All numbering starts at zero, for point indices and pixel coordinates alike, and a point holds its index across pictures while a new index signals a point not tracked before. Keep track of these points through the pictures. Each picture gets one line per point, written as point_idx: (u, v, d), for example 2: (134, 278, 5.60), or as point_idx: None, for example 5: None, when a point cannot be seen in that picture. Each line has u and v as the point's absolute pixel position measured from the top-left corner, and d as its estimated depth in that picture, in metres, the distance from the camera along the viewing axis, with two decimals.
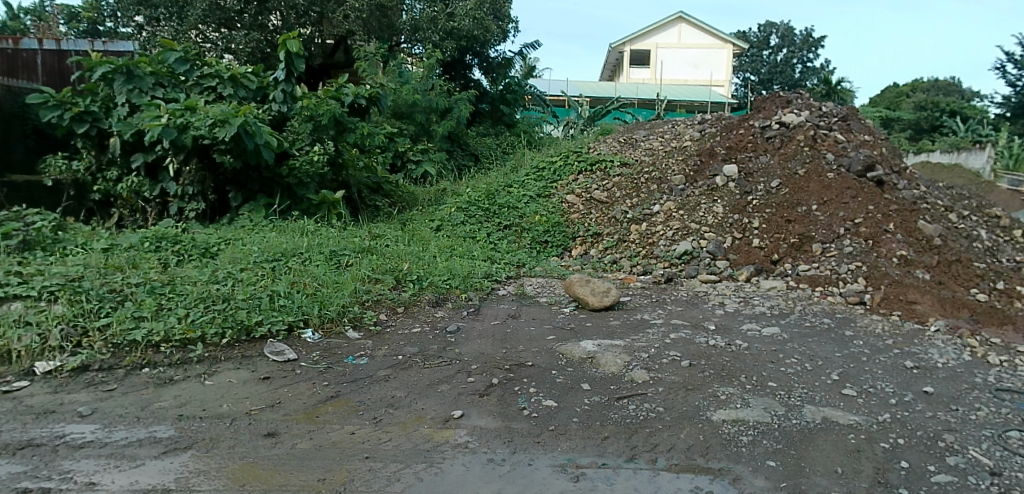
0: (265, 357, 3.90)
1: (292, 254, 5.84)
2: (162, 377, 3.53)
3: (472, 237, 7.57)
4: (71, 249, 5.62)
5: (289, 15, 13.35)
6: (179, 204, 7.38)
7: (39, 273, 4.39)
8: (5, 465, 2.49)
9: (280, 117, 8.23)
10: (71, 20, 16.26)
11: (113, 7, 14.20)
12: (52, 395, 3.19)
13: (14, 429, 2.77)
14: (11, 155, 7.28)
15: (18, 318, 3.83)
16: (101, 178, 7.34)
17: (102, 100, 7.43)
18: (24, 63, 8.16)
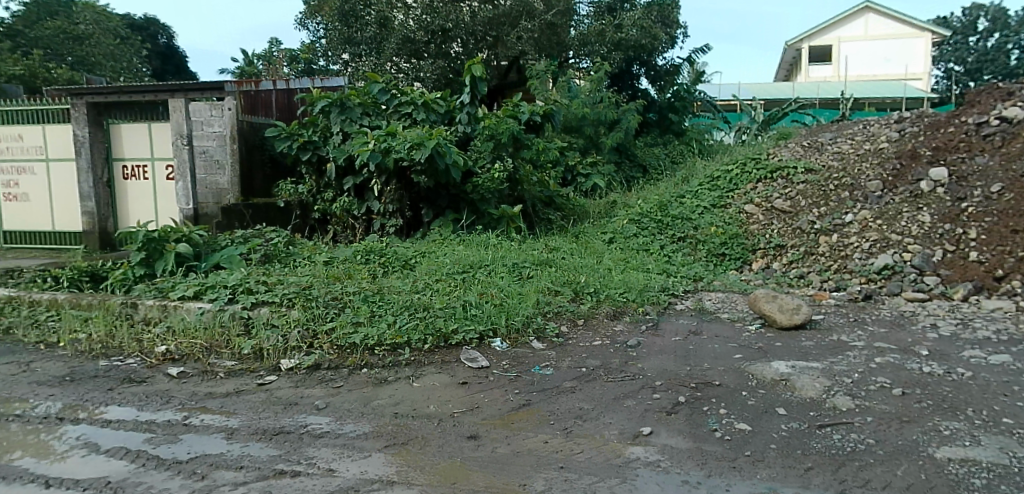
0: (461, 363, 4.19)
1: (478, 266, 6.21)
2: (378, 377, 3.94)
3: (646, 249, 7.48)
4: (299, 261, 6.49)
5: (468, 41, 14.20)
6: (382, 221, 8.12)
7: (279, 283, 5.14)
8: (264, 447, 2.85)
9: (465, 138, 8.80)
10: (292, 61, 18.78)
11: (324, 47, 16.15)
12: (295, 389, 3.70)
13: (269, 415, 3.26)
14: (254, 182, 8.73)
15: (267, 321, 4.54)
16: (320, 199, 8.34)
17: (321, 130, 8.45)
18: (263, 102, 9.67)
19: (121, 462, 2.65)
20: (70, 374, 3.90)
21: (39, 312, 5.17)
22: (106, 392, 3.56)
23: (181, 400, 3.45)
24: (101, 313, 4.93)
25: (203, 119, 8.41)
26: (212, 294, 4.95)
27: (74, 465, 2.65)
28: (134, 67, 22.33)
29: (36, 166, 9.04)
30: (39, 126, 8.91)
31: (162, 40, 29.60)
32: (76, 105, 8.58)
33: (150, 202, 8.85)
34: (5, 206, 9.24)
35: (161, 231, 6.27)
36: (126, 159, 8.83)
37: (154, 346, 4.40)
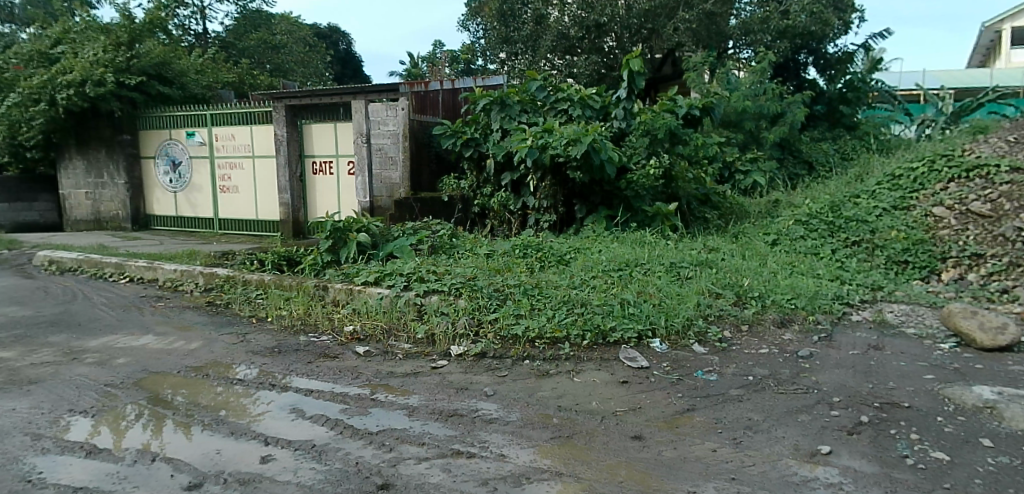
0: (620, 361, 4.17)
1: (635, 264, 6.16)
2: (541, 369, 4.05)
3: (815, 253, 6.97)
4: (463, 253, 6.84)
5: (623, 36, 14.05)
6: (537, 216, 8.30)
7: (447, 272, 5.47)
8: (442, 427, 3.05)
9: (620, 133, 8.73)
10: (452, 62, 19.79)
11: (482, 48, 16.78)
12: (464, 374, 3.91)
13: (444, 397, 3.48)
14: (421, 178, 9.37)
15: (437, 309, 4.84)
16: (480, 194, 8.73)
17: (482, 128, 8.78)
18: (432, 102, 10.29)
19: (323, 429, 2.96)
20: (275, 347, 4.42)
21: (249, 290, 5.91)
22: (306, 365, 4.00)
23: (367, 377, 3.79)
24: (298, 294, 5.54)
25: (380, 119, 9.06)
26: (389, 281, 5.40)
27: (285, 426, 3.01)
28: (317, 71, 24.73)
29: (243, 161, 10.30)
30: (246, 126, 10.14)
31: (341, 46, 32.50)
32: (277, 108, 9.59)
33: (334, 195, 9.77)
34: (220, 196, 10.65)
35: (345, 221, 6.92)
36: (315, 156, 9.78)
37: (342, 326, 4.87)
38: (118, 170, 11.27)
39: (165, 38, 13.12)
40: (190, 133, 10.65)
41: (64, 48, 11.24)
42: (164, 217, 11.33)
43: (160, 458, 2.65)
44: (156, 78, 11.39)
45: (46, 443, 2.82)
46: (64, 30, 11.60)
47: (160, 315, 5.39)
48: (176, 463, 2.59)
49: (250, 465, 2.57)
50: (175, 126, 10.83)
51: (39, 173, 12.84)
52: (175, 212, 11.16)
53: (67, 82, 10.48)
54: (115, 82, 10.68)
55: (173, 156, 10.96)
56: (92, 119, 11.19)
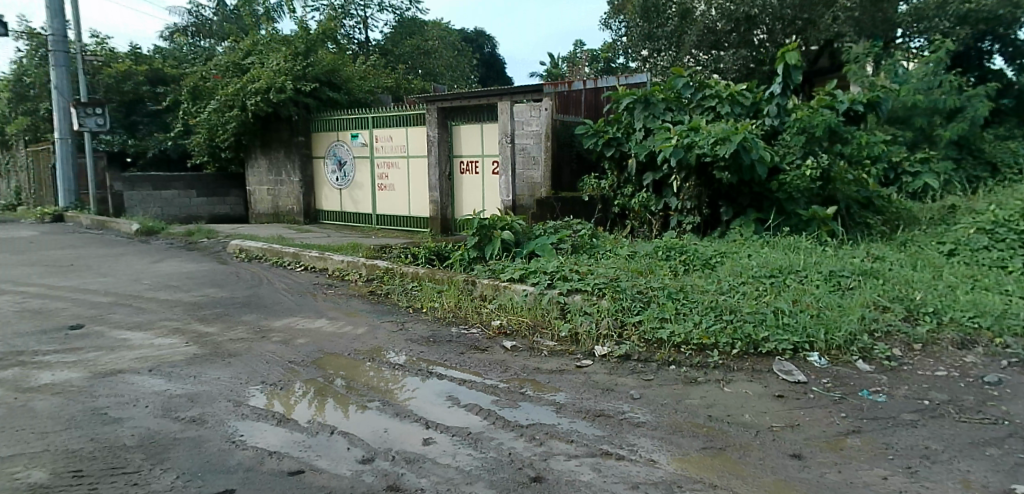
0: (775, 374, 3.96)
1: (789, 271, 5.81)
2: (689, 376, 3.94)
3: (1001, 266, 6.18)
4: (604, 253, 6.83)
5: (774, 27, 14.02)
6: (679, 218, 8.04)
7: (589, 272, 5.50)
8: (591, 427, 3.08)
9: (772, 131, 8.38)
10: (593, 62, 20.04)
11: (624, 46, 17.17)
12: (609, 375, 3.91)
13: (591, 396, 3.51)
14: (562, 178, 9.42)
15: (581, 308, 4.86)
16: (620, 194, 8.63)
17: (624, 127, 8.67)
18: (574, 101, 10.40)
19: (477, 418, 3.11)
20: (431, 336, 4.70)
21: (406, 283, 6.32)
22: (459, 355, 4.22)
23: (516, 371, 3.92)
24: (449, 288, 5.85)
25: (524, 120, 9.25)
26: (534, 279, 5.53)
27: (443, 413, 3.20)
28: (464, 74, 25.78)
29: (398, 161, 10.98)
30: (403, 128, 10.79)
31: (486, 50, 33.62)
32: (430, 110, 10.17)
33: (480, 194, 10.12)
34: (379, 194, 11.44)
35: (490, 218, 7.18)
36: (463, 155, 10.19)
37: (489, 320, 5.07)
38: (294, 169, 12.50)
39: (334, 47, 14.29)
40: (354, 135, 11.55)
41: (253, 59, 12.68)
42: (330, 212, 12.39)
43: (337, 431, 2.93)
44: (327, 84, 12.47)
45: (245, 409, 3.22)
46: (253, 43, 13.08)
47: (330, 301, 5.93)
48: (350, 438, 2.85)
49: (414, 446, 2.77)
50: (341, 129, 11.79)
51: (231, 172, 14.56)
52: (340, 207, 12.16)
53: (256, 90, 11.89)
54: (293, 89, 11.87)
55: (339, 155, 11.95)
56: (273, 122, 12.51)
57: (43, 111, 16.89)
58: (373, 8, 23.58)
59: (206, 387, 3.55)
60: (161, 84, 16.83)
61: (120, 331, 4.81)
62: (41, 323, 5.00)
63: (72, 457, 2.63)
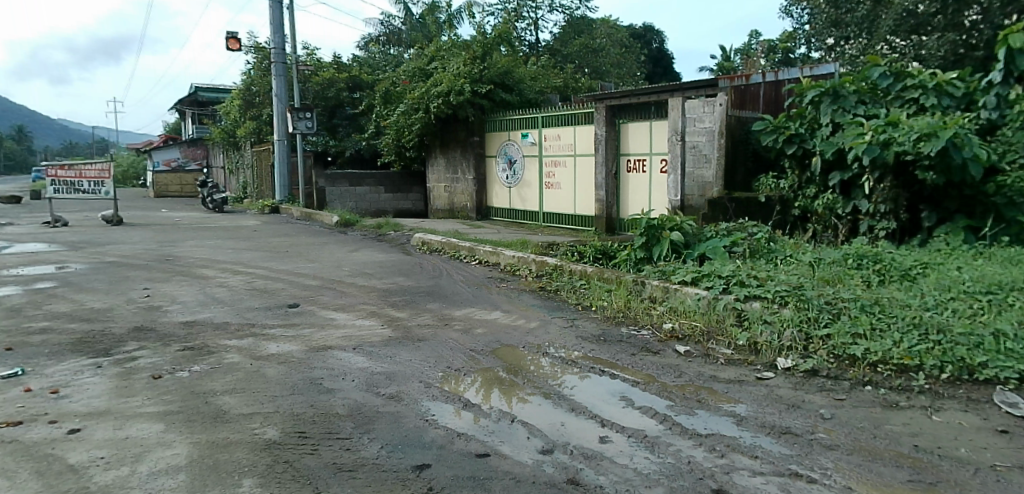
0: (997, 406, 3.43)
1: (1013, 288, 5.03)
2: (889, 400, 3.57)
3: None
4: (784, 259, 6.44)
5: (991, 6, 12.91)
6: (870, 222, 7.23)
7: (769, 279, 5.21)
8: (777, 444, 2.92)
9: (988, 126, 7.58)
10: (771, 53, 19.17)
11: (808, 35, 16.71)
12: (794, 391, 3.67)
13: (775, 411, 3.33)
14: (735, 176, 8.86)
15: (760, 316, 4.62)
16: (802, 195, 8.04)
17: (809, 122, 7.99)
18: (752, 96, 9.99)
19: (652, 421, 3.09)
20: (601, 335, 4.74)
21: (575, 280, 6.42)
22: (631, 356, 4.22)
23: (691, 376, 3.83)
24: (617, 288, 5.85)
25: (696, 116, 8.82)
26: (708, 283, 5.34)
27: (617, 412, 3.22)
28: (631, 70, 25.52)
29: (566, 160, 11.09)
30: (571, 127, 10.90)
31: (654, 45, 32.99)
32: (599, 109, 10.15)
33: (646, 193, 9.85)
34: (546, 192, 11.64)
35: (659, 219, 7.01)
36: (630, 154, 9.98)
37: (661, 323, 4.98)
38: (468, 168, 13.18)
39: (507, 50, 14.60)
40: (524, 134, 11.90)
41: (436, 64, 13.53)
42: (499, 209, 12.87)
43: (517, 420, 3.10)
44: (501, 86, 12.95)
45: (435, 391, 3.52)
46: (437, 49, 13.98)
47: (503, 294, 6.20)
48: (529, 428, 2.99)
49: (590, 442, 2.83)
50: (513, 129, 12.19)
51: (414, 170, 15.67)
52: (509, 205, 12.59)
53: (438, 93, 12.72)
54: (470, 91, 12.49)
55: (510, 154, 12.37)
56: (452, 123, 13.28)
57: (264, 116, 19.40)
58: (545, 10, 24.13)
59: (400, 368, 3.91)
60: (358, 90, 18.70)
61: (327, 311, 5.42)
62: (266, 300, 5.79)
63: (298, 419, 3.06)
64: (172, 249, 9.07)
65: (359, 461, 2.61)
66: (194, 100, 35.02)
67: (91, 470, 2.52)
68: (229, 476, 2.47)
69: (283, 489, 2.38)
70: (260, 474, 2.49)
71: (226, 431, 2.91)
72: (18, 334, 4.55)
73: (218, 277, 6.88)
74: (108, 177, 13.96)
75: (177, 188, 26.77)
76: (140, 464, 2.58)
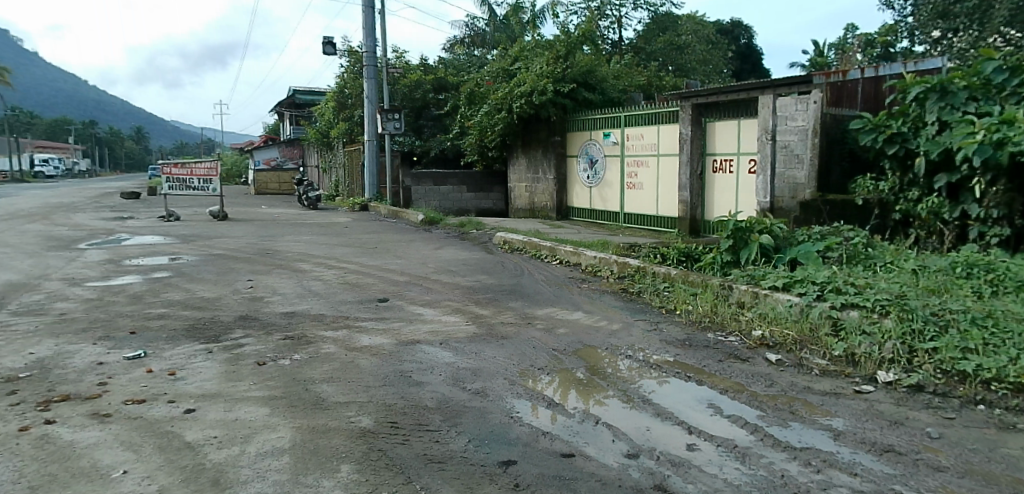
0: None
1: None
2: (1005, 421, 3.27)
3: None
4: (883, 266, 6.09)
5: None
6: (979, 229, 6.69)
7: (869, 287, 4.95)
8: (878, 462, 2.77)
9: None
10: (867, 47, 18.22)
11: (912, 28, 16.85)
12: (897, 407, 3.47)
13: (875, 428, 3.16)
14: (830, 177, 8.46)
15: (859, 327, 4.39)
16: (903, 198, 7.51)
17: (912, 120, 7.54)
18: (848, 93, 9.37)
19: (743, 431, 3.01)
20: (687, 340, 4.66)
21: (658, 282, 6.32)
22: (719, 362, 4.11)
23: (783, 387, 3.70)
24: (704, 291, 5.72)
25: (789, 114, 8.44)
26: (801, 289, 5.13)
27: (705, 420, 3.16)
28: (718, 67, 24.83)
29: (649, 160, 10.92)
30: (654, 126, 10.72)
31: (742, 41, 31.96)
32: (684, 107, 9.88)
33: (733, 194, 9.53)
34: (628, 193, 11.49)
35: (748, 221, 6.77)
36: (716, 154, 9.69)
37: (750, 330, 4.81)
38: (549, 167, 13.24)
39: (590, 49, 14.54)
40: (606, 133, 11.81)
41: (520, 65, 13.63)
42: (580, 209, 12.83)
43: (602, 422, 3.11)
44: (583, 85, 12.92)
45: (520, 389, 3.56)
46: (520, 49, 14.08)
47: (585, 295, 6.19)
48: (614, 431, 2.99)
49: (677, 449, 2.79)
50: (595, 128, 12.12)
51: (496, 169, 15.86)
52: (590, 205, 12.52)
53: (521, 93, 12.81)
54: (553, 91, 12.51)
55: (591, 154, 12.30)
56: (533, 123, 13.36)
57: (355, 117, 20.20)
58: (629, 7, 23.85)
59: (485, 364, 3.98)
60: (443, 91, 19.20)
61: (415, 306, 5.60)
62: (357, 294, 6.04)
63: (389, 410, 3.18)
64: (272, 243, 9.61)
65: (448, 454, 2.69)
66: (291, 103, 36.93)
67: (205, 448, 2.73)
68: (327, 461, 2.61)
69: (378, 476, 2.49)
70: (355, 461, 2.61)
71: (324, 418, 3.07)
72: (140, 319, 4.96)
73: (313, 271, 7.23)
74: (216, 175, 14.98)
75: (275, 185, 28.27)
76: (249, 445, 2.76)
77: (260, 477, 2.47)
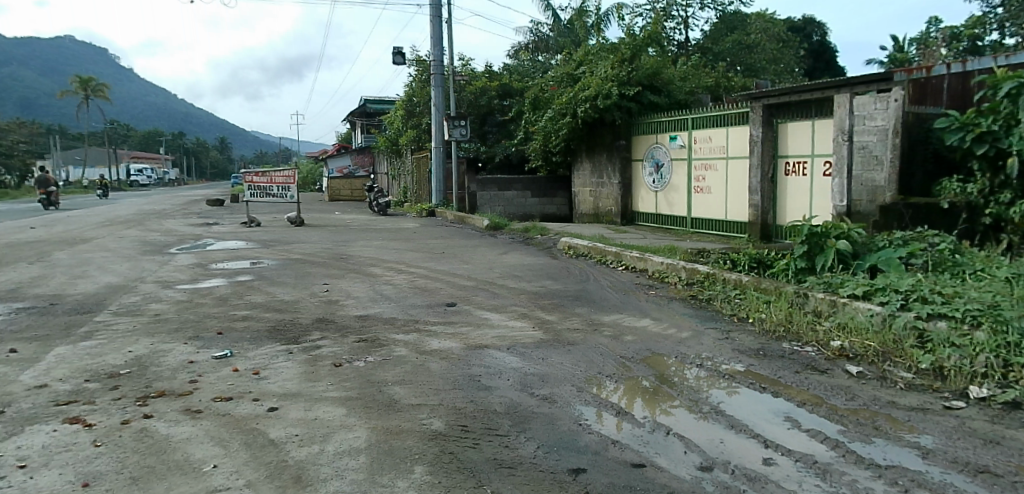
0: None
1: None
2: None
3: None
4: (974, 273, 5.72)
5: None
6: None
7: (958, 296, 4.67)
8: (972, 483, 2.61)
9: None
10: (952, 41, 17.29)
11: (1002, 19, 15.96)
12: (992, 425, 3.25)
13: (968, 446, 2.98)
14: (913, 179, 8.06)
15: (947, 339, 4.15)
16: (994, 201, 7.07)
17: (1004, 118, 7.10)
18: (932, 89, 9.04)
19: (823, 447, 2.90)
20: (760, 349, 4.53)
21: (729, 289, 6.17)
22: (795, 374, 3.98)
23: (865, 400, 3.55)
24: (777, 299, 5.55)
25: (867, 113, 8.05)
26: (883, 298, 4.91)
27: (782, 434, 3.06)
28: (789, 66, 24.02)
29: (717, 163, 10.66)
30: (723, 129, 10.46)
31: (815, 38, 30.79)
32: (754, 108, 9.58)
33: (807, 197, 9.16)
34: (696, 197, 11.25)
35: (824, 226, 6.52)
36: (789, 156, 9.35)
37: (828, 340, 4.63)
38: (614, 172, 13.14)
39: (656, 51, 14.38)
40: (673, 136, 11.61)
41: (584, 69, 13.58)
42: (646, 214, 12.65)
43: (673, 432, 3.06)
44: (649, 88, 12.77)
45: (588, 396, 3.56)
46: (585, 53, 14.03)
47: (652, 302, 6.10)
48: (686, 442, 2.94)
49: (753, 463, 2.72)
50: (661, 131, 11.94)
51: (560, 174, 15.87)
52: (656, 209, 12.33)
53: (586, 97, 12.77)
54: (618, 94, 12.41)
55: (657, 158, 12.12)
56: (598, 127, 13.29)
57: (423, 124, 20.63)
58: (696, 7, 23.41)
59: (553, 370, 4.00)
60: (508, 97, 19.46)
61: (482, 311, 5.66)
62: (427, 298, 6.16)
63: (460, 413, 3.24)
64: (345, 248, 9.93)
65: (518, 459, 2.71)
66: (361, 112, 38.08)
67: (288, 446, 2.85)
68: (401, 462, 2.68)
69: (449, 478, 2.54)
70: (428, 463, 2.68)
71: (396, 420, 3.15)
72: (226, 320, 5.23)
73: (384, 275, 7.44)
74: (294, 183, 15.57)
75: (346, 192, 29.19)
76: (328, 444, 2.87)
77: (339, 476, 2.57)
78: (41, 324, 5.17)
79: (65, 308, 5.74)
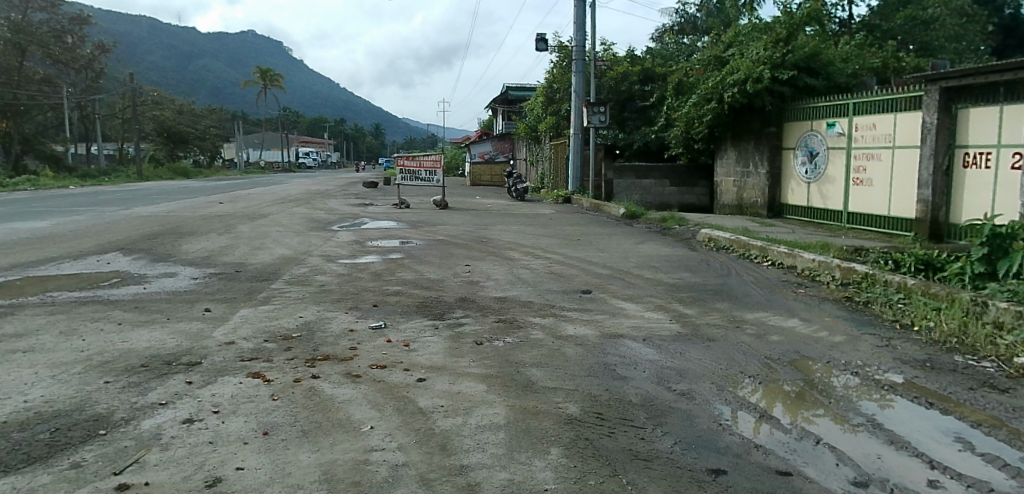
0: None
1: None
2: None
3: None
4: None
5: None
6: None
7: None
8: None
9: None
10: None
11: None
12: None
13: None
14: None
15: None
16: None
17: None
18: None
19: (1001, 474, 2.60)
20: (927, 361, 4.14)
21: (891, 292, 5.67)
22: (968, 391, 3.59)
23: None
24: (950, 307, 5.02)
25: None
26: None
27: (953, 457, 2.78)
28: (974, 44, 21.29)
29: (882, 152, 9.74)
30: (890, 115, 9.53)
31: (1007, 11, 27.02)
32: (930, 92, 8.61)
33: (990, 193, 8.04)
34: (855, 190, 10.38)
35: (1009, 227, 5.78)
36: (969, 146, 8.30)
37: (1013, 356, 4.08)
38: (762, 160, 12.47)
39: (815, 30, 13.40)
40: (831, 123, 10.75)
41: (733, 51, 12.95)
42: (796, 206, 11.89)
43: (823, 442, 2.90)
44: (805, 70, 11.92)
45: (728, 395, 3.45)
46: (735, 34, 13.38)
47: (801, 301, 5.75)
48: (839, 454, 2.77)
49: (916, 485, 2.51)
50: (818, 117, 11.12)
51: (702, 163, 15.31)
52: (809, 202, 11.51)
53: (734, 81, 12.09)
54: (771, 78, 11.67)
55: (813, 146, 11.28)
56: (746, 113, 12.61)
57: (563, 110, 20.76)
58: None
59: (692, 366, 3.91)
60: (649, 82, 19.12)
61: (618, 300, 5.64)
62: (563, 284, 6.25)
63: (595, 401, 3.27)
64: (486, 231, 10.29)
65: (654, 453, 2.71)
66: (504, 99, 39.15)
67: (434, 415, 3.04)
68: (538, 442, 2.77)
69: (585, 463, 2.58)
70: (564, 446, 2.74)
71: (534, 400, 3.26)
72: (381, 294, 5.64)
73: (523, 259, 7.62)
74: (440, 167, 16.32)
75: (487, 177, 30.15)
76: (470, 417, 3.03)
77: (480, 449, 2.70)
78: (229, 288, 5.86)
79: (248, 275, 6.47)
